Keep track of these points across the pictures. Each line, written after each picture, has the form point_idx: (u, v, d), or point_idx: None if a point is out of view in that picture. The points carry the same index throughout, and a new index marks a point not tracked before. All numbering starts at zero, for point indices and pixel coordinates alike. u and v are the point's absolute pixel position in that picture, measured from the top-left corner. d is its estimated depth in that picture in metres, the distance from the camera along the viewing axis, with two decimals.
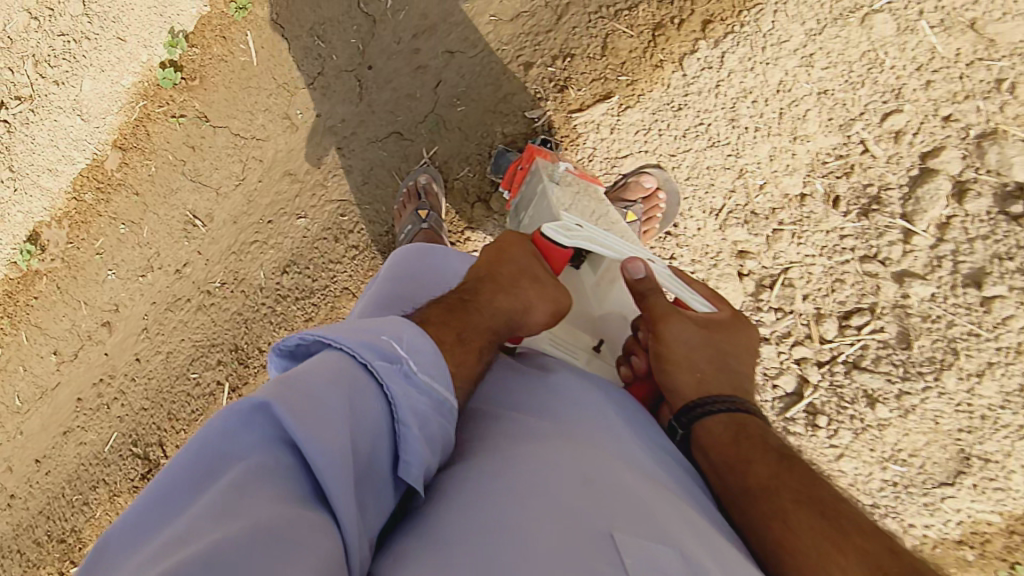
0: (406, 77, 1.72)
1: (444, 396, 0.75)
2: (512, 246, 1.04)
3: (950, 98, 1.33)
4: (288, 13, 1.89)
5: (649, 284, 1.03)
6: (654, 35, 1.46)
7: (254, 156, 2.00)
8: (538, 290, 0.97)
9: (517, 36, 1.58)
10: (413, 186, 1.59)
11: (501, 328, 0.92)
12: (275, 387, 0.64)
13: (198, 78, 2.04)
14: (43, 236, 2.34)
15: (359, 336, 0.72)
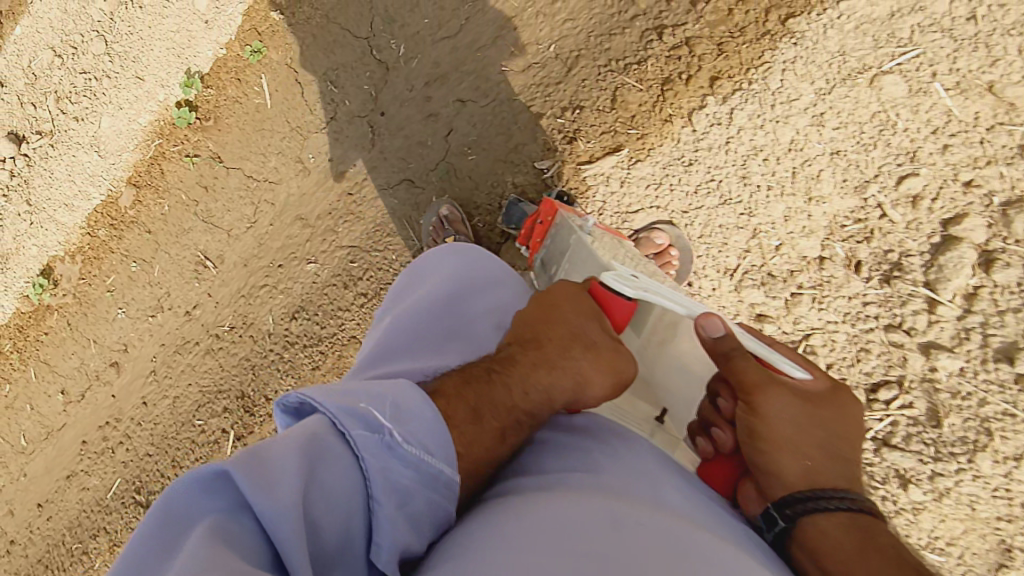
0: (418, 125, 1.72)
1: (433, 469, 0.72)
2: (570, 301, 1.00)
3: (970, 163, 1.29)
4: (301, 57, 1.90)
5: (732, 344, 0.92)
6: (662, 89, 1.45)
7: (266, 200, 2.01)
8: (592, 360, 0.92)
9: (529, 86, 1.57)
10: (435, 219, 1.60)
11: (535, 407, 0.87)
12: (243, 456, 0.64)
13: (212, 118, 2.06)
14: (57, 270, 2.35)
15: (345, 401, 0.71)
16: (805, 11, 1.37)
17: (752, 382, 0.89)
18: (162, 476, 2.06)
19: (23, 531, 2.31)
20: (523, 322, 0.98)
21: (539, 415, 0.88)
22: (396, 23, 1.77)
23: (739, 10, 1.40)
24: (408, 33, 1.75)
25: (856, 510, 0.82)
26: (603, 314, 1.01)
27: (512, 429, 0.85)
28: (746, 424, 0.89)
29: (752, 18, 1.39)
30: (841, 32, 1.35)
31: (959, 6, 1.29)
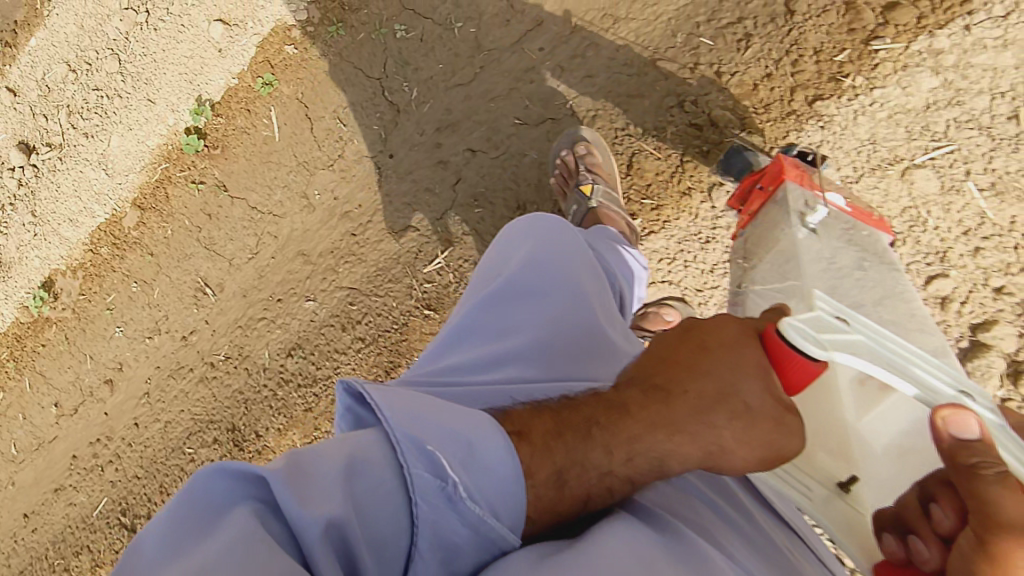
0: (426, 170, 1.70)
1: (490, 532, 0.65)
2: (724, 350, 0.77)
3: (1002, 269, 1.20)
4: (313, 93, 1.87)
5: (985, 457, 0.57)
6: (682, 161, 1.39)
7: (268, 232, 1.98)
8: (735, 431, 0.71)
9: (545, 142, 1.56)
10: (564, 159, 1.45)
11: (641, 476, 0.74)
12: (291, 464, 0.62)
13: (219, 147, 2.03)
14: (58, 284, 2.32)
15: (413, 428, 0.65)
16: (834, 95, 1.28)
17: (1003, 525, 0.56)
18: (147, 501, 2.02)
19: (8, 539, 2.28)
20: (655, 364, 0.79)
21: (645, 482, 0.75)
22: (410, 66, 1.74)
23: (765, 87, 1.32)
24: (421, 77, 1.73)
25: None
26: (776, 372, 0.74)
27: (602, 496, 0.74)
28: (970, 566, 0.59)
29: (777, 96, 1.32)
30: (873, 120, 1.27)
31: (1001, 102, 1.19)
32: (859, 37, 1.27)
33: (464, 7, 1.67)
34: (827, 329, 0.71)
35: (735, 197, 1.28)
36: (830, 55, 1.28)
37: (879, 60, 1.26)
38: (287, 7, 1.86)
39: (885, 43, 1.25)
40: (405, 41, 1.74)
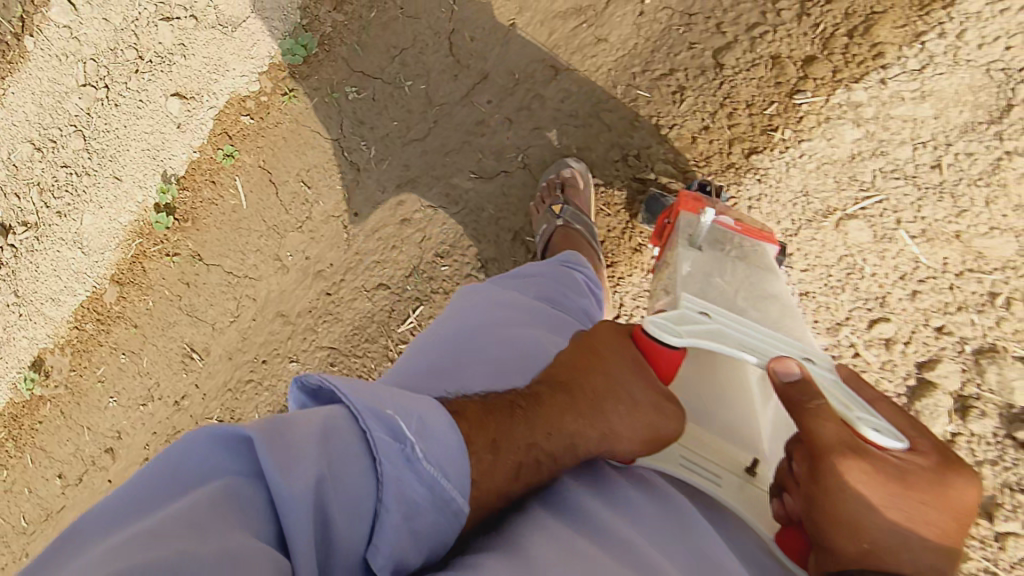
0: (392, 229, 1.69)
1: (447, 492, 0.66)
2: (611, 349, 0.87)
3: (940, 309, 1.21)
4: (273, 158, 1.85)
5: (808, 394, 0.71)
6: (630, 216, 1.40)
7: (247, 294, 1.91)
8: (626, 416, 0.80)
9: (500, 196, 1.58)
10: (554, 179, 1.41)
11: (558, 451, 0.77)
12: (265, 426, 0.63)
13: (190, 219, 1.98)
14: (47, 362, 2.23)
15: (372, 399, 0.67)
16: (767, 147, 1.31)
17: (819, 447, 0.70)
18: None
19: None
20: (559, 366, 0.87)
21: (561, 460, 0.78)
22: (365, 125, 1.73)
23: (702, 138, 1.34)
24: (378, 136, 1.72)
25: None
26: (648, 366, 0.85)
27: (531, 469, 0.75)
28: (807, 486, 0.72)
29: (716, 149, 1.33)
30: (803, 172, 1.29)
31: (923, 151, 1.22)
32: (784, 91, 1.30)
33: (412, 64, 1.68)
34: (686, 322, 0.81)
35: (652, 237, 1.30)
36: (760, 108, 1.31)
37: (803, 113, 1.29)
38: (240, 79, 1.86)
39: (807, 96, 1.28)
40: (357, 101, 1.74)
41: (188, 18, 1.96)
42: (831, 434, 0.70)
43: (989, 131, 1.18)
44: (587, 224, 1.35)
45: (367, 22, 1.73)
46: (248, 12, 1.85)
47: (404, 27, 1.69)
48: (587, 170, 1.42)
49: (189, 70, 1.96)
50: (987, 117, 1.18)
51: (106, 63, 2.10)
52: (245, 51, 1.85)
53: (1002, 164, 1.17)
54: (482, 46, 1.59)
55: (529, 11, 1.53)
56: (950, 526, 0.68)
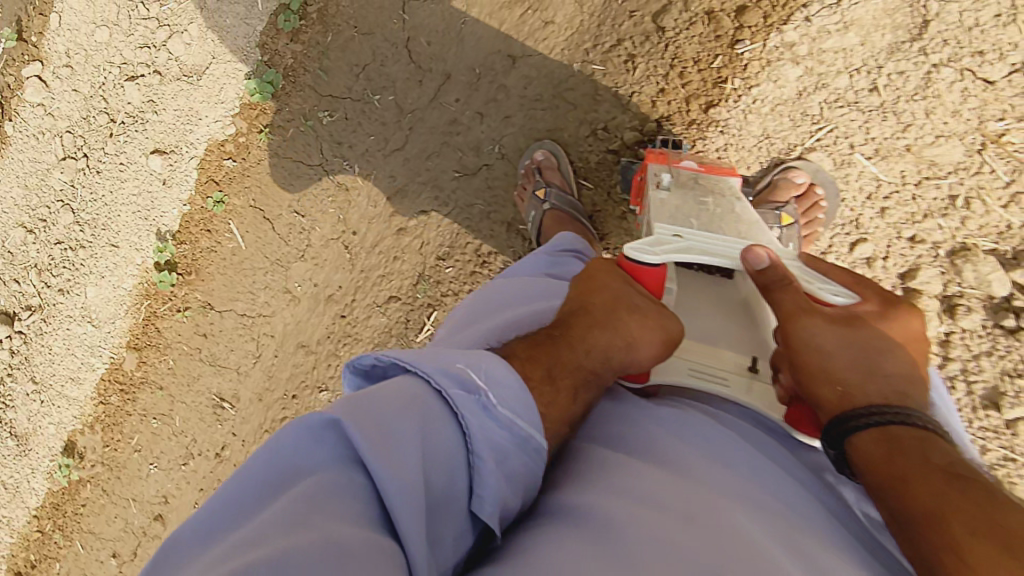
0: (390, 241, 1.71)
1: (525, 431, 0.71)
2: (605, 275, 0.99)
3: (908, 220, 1.28)
4: (264, 195, 1.85)
5: (776, 274, 0.92)
6: (611, 189, 1.44)
7: (265, 332, 1.89)
8: (639, 321, 0.91)
9: (486, 191, 1.60)
10: (530, 165, 1.46)
11: (597, 366, 0.88)
12: (347, 404, 0.65)
13: (194, 271, 1.95)
14: (80, 444, 2.13)
15: (439, 362, 0.71)
16: (722, 99, 1.34)
17: (786, 315, 0.88)
18: None
19: None
20: (574, 297, 0.98)
21: (601, 373, 0.88)
22: (344, 144, 1.73)
23: (661, 102, 1.38)
24: (357, 153, 1.72)
25: (914, 425, 0.79)
26: (636, 284, 0.99)
27: (584, 387, 0.85)
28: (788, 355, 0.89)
29: (676, 108, 1.37)
30: (760, 117, 1.34)
31: (860, 78, 1.28)
32: (724, 42, 1.33)
33: (375, 78, 1.67)
34: (663, 244, 0.99)
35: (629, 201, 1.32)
36: (707, 63, 1.34)
37: (746, 61, 1.32)
38: (215, 125, 1.87)
39: (747, 45, 1.32)
40: (332, 124, 1.74)
41: (152, 74, 1.97)
42: (792, 304, 0.89)
43: (913, 49, 1.25)
44: (570, 200, 1.39)
45: (324, 48, 1.72)
46: (208, 58, 1.86)
47: (361, 44, 1.68)
48: (559, 150, 1.46)
49: (164, 125, 1.97)
50: (909, 36, 1.25)
51: (82, 133, 2.11)
52: (215, 96, 1.85)
53: (932, 77, 1.24)
54: (439, 49, 1.60)
55: (477, 6, 1.55)
56: (910, 359, 0.86)
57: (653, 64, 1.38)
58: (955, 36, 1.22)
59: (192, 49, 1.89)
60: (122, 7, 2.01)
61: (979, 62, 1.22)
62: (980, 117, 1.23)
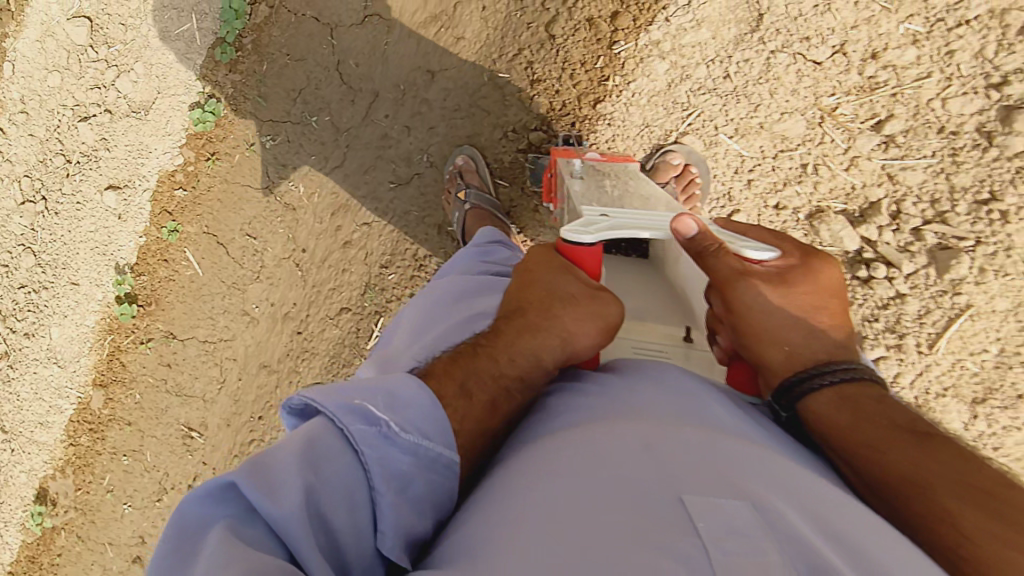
0: (338, 254, 1.73)
1: (432, 451, 0.73)
2: (541, 267, 0.97)
3: (772, 189, 1.41)
4: (215, 221, 1.86)
5: (709, 241, 0.87)
6: (523, 185, 1.57)
7: (227, 357, 1.91)
8: (572, 311, 0.91)
9: (418, 198, 1.65)
10: (452, 171, 1.56)
11: (525, 370, 0.88)
12: (248, 466, 0.67)
13: (154, 301, 1.97)
14: (51, 490, 2.14)
15: (343, 398, 0.73)
16: (607, 95, 1.48)
17: (727, 283, 0.86)
18: None
19: None
20: (509, 295, 0.98)
21: (532, 378, 0.89)
22: (289, 167, 1.75)
23: (556, 103, 1.51)
24: (302, 173, 1.74)
25: (859, 380, 0.84)
26: (575, 268, 0.97)
27: (504, 398, 0.85)
28: (731, 321, 0.89)
29: (570, 107, 1.50)
30: (640, 108, 1.47)
31: (715, 67, 1.42)
32: (604, 44, 1.46)
33: (312, 100, 1.70)
34: (595, 223, 0.96)
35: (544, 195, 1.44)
36: (592, 64, 1.47)
37: (623, 59, 1.46)
38: (164, 156, 1.88)
39: (622, 45, 1.45)
40: (275, 148, 1.75)
41: (104, 114, 2.03)
42: (737, 272, 0.86)
43: (754, 39, 1.39)
44: (488, 198, 1.49)
45: (261, 76, 1.74)
46: (155, 93, 1.87)
47: (295, 71, 1.70)
48: (478, 155, 1.56)
49: (117, 161, 2.01)
50: (750, 28, 1.40)
51: (39, 176, 2.15)
52: (162, 129, 1.87)
53: (771, 62, 1.39)
54: (366, 69, 1.65)
55: (397, 28, 1.62)
56: (836, 306, 0.89)
57: (541, 71, 1.51)
58: (784, 26, 1.38)
59: (139, 86, 1.91)
60: (71, 51, 2.06)
61: (806, 47, 1.37)
62: (815, 94, 1.38)
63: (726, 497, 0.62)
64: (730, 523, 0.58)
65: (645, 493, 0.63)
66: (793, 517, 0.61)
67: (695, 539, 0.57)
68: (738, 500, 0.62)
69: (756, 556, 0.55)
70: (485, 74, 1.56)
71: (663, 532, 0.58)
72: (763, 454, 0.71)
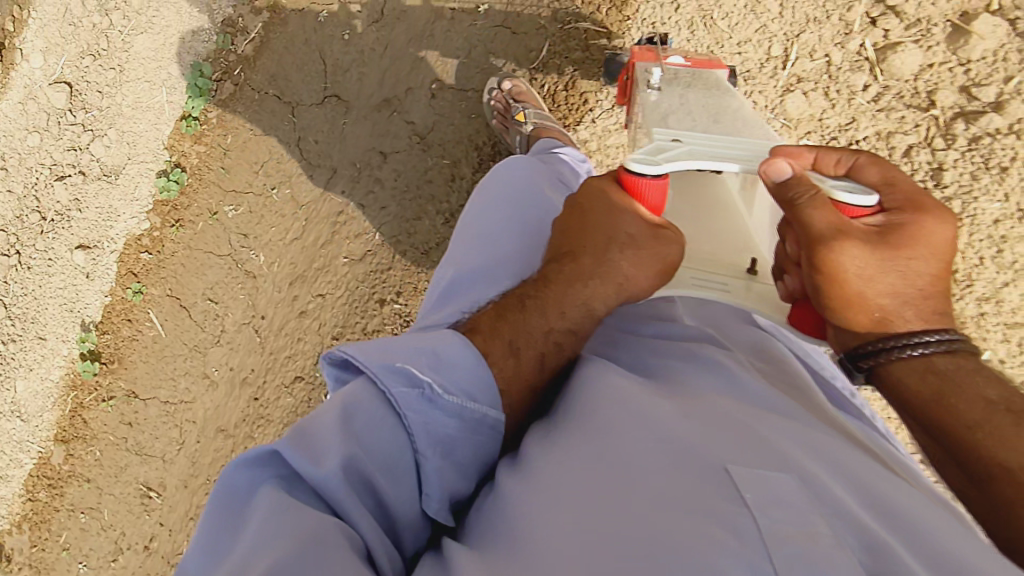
0: (294, 323, 1.72)
1: (474, 414, 0.77)
2: (594, 206, 0.90)
3: None
4: (178, 284, 1.86)
5: (799, 190, 0.79)
6: None
7: (187, 418, 1.87)
8: (630, 260, 0.86)
9: (368, 274, 1.64)
10: (501, 96, 1.51)
11: (577, 324, 0.87)
12: (295, 434, 0.73)
13: (117, 360, 1.94)
14: (7, 545, 2.07)
15: (382, 358, 0.76)
16: None
17: (813, 238, 0.76)
18: None
19: None
20: (560, 237, 0.92)
21: (584, 330, 0.88)
22: (251, 236, 1.78)
23: None
24: (262, 243, 1.77)
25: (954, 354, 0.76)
26: (636, 203, 0.89)
27: (552, 352, 0.86)
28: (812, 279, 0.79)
29: None
30: None
31: None
32: None
33: (274, 174, 1.76)
34: (663, 151, 0.90)
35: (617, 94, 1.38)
36: None
37: None
38: (131, 221, 1.90)
39: None
40: (238, 217, 1.79)
41: (78, 175, 2.03)
42: (827, 224, 0.76)
43: None
44: (547, 118, 1.45)
45: (225, 148, 1.80)
46: (125, 159, 1.92)
47: (258, 145, 1.77)
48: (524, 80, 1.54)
49: (87, 222, 1.99)
50: None
51: (15, 231, 2.10)
52: (131, 194, 1.90)
53: None
54: (324, 146, 1.71)
55: (355, 109, 1.69)
56: (937, 267, 0.78)
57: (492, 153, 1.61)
58: None
59: (112, 151, 1.96)
60: (51, 114, 2.07)
61: None
62: None
63: (765, 467, 0.65)
64: (775, 494, 0.62)
65: (683, 462, 0.66)
66: (835, 488, 0.65)
67: (743, 509, 0.60)
68: (778, 471, 0.65)
69: (802, 525, 0.59)
70: (432, 160, 1.62)
71: (700, 501, 0.62)
72: (797, 423, 0.73)
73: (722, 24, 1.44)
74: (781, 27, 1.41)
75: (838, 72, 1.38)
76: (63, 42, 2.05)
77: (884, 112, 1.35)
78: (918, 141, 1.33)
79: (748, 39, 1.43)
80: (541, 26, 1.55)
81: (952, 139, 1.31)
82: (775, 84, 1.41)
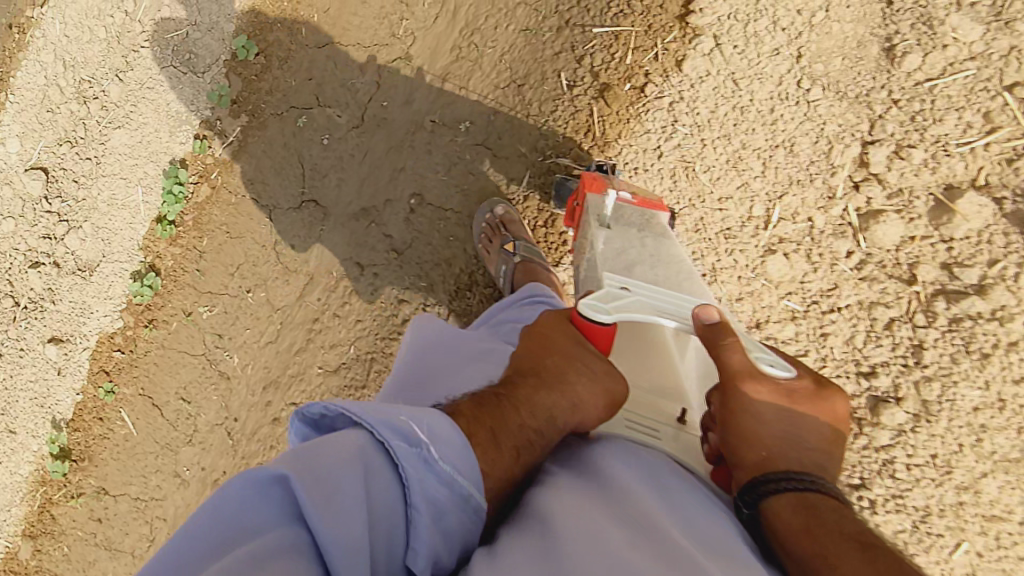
0: (267, 429, 1.71)
1: (466, 489, 0.71)
2: (560, 332, 0.94)
3: None
4: (152, 382, 1.85)
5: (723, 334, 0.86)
6: None
7: (157, 515, 1.84)
8: (586, 385, 0.87)
9: (342, 387, 1.64)
10: (490, 224, 1.52)
11: (544, 426, 0.83)
12: (297, 461, 0.64)
13: (87, 457, 1.92)
14: None
15: (385, 415, 0.70)
16: None
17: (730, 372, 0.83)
18: None
19: None
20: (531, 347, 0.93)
21: (546, 437, 0.83)
22: (226, 337, 1.78)
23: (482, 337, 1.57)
24: (237, 344, 1.77)
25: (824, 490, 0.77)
26: (588, 343, 0.93)
27: (527, 449, 0.80)
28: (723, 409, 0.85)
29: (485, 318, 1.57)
30: None
31: None
32: None
33: (248, 276, 1.77)
34: (613, 299, 0.91)
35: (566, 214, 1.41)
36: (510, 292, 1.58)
37: None
38: (104, 318, 1.90)
39: None
40: (211, 318, 1.79)
41: (52, 265, 2.00)
42: (743, 366, 0.83)
43: None
44: (535, 251, 1.45)
45: (201, 250, 1.80)
46: (101, 256, 1.92)
47: (233, 247, 1.78)
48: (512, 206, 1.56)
49: (60, 315, 1.97)
50: None
51: None
52: (104, 293, 1.90)
53: None
54: (301, 252, 1.72)
55: (331, 217, 1.71)
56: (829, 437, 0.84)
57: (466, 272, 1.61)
58: None
59: (87, 246, 1.95)
60: (25, 199, 2.05)
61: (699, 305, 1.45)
62: None
63: None
64: None
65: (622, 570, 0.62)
66: None
67: None
68: None
69: None
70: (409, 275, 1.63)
71: None
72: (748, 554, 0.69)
73: (703, 179, 1.47)
74: (763, 187, 1.45)
75: (821, 236, 1.43)
76: (40, 128, 2.04)
77: (867, 281, 1.40)
78: (900, 315, 1.38)
79: (730, 195, 1.46)
80: (522, 153, 1.58)
81: (933, 317, 1.36)
82: (756, 244, 1.45)
